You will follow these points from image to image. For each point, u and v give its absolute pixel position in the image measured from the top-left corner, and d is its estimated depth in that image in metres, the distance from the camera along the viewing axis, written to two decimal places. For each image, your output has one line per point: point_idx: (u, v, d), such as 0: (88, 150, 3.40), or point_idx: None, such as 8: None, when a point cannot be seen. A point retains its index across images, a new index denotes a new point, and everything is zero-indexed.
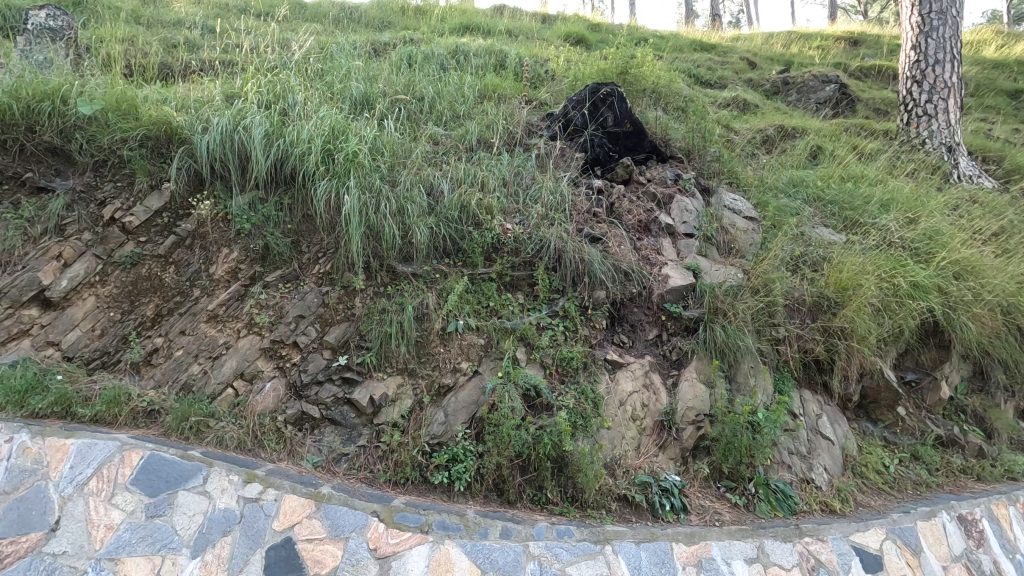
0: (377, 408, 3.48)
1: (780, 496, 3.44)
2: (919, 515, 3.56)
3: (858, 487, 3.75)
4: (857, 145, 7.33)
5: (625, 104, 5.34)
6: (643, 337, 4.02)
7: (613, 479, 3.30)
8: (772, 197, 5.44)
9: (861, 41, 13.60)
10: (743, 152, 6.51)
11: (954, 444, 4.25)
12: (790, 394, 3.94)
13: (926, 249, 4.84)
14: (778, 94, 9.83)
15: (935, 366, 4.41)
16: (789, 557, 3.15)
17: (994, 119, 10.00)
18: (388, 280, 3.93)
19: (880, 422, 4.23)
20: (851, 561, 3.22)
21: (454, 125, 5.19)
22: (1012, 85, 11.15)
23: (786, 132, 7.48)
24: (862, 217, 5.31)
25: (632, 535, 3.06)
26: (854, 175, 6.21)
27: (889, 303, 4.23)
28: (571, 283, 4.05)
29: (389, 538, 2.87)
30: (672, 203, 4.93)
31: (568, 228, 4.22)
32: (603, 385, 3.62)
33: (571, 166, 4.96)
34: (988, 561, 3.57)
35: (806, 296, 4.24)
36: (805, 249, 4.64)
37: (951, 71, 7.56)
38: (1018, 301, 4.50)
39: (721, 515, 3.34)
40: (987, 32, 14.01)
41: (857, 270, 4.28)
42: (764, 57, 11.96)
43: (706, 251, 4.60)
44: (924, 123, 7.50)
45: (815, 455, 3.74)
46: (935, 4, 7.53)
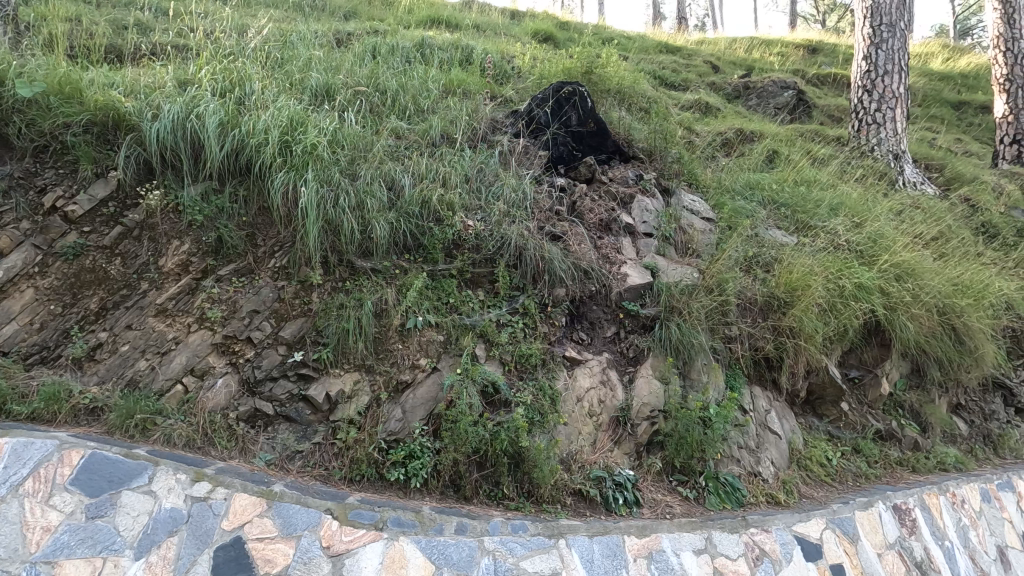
0: (333, 405, 3.44)
1: (727, 489, 3.56)
2: (858, 505, 3.73)
3: (802, 480, 3.91)
4: (811, 150, 7.61)
5: (588, 104, 5.42)
6: (601, 334, 4.09)
7: (569, 474, 3.35)
8: (729, 199, 5.60)
9: (818, 49, 14.10)
10: (703, 154, 6.69)
11: (892, 437, 4.49)
12: (741, 391, 4.07)
13: (870, 251, 5.08)
14: (738, 98, 10.11)
15: (876, 364, 4.63)
16: (735, 547, 3.24)
17: (938, 129, 10.53)
18: (347, 275, 3.88)
19: (824, 417, 4.42)
20: (793, 550, 3.34)
21: (417, 119, 5.15)
22: (956, 96, 11.75)
23: (745, 135, 7.71)
24: (813, 220, 5.52)
25: (585, 529, 3.10)
26: (807, 179, 6.45)
27: (835, 303, 4.41)
28: (531, 280, 4.08)
29: (342, 536, 2.84)
30: (632, 203, 5.02)
31: (529, 225, 4.25)
32: (561, 382, 3.67)
33: (534, 164, 5.00)
34: (920, 548, 3.75)
35: (757, 296, 4.39)
36: (758, 250, 4.80)
37: (899, 82, 7.91)
38: (952, 303, 4.77)
39: (672, 508, 3.42)
40: (935, 44, 14.75)
41: (805, 271, 4.45)
42: (726, 61, 12.28)
43: (664, 250, 4.71)
44: (873, 131, 7.85)
45: (763, 449, 3.89)
46: (885, 17, 7.84)
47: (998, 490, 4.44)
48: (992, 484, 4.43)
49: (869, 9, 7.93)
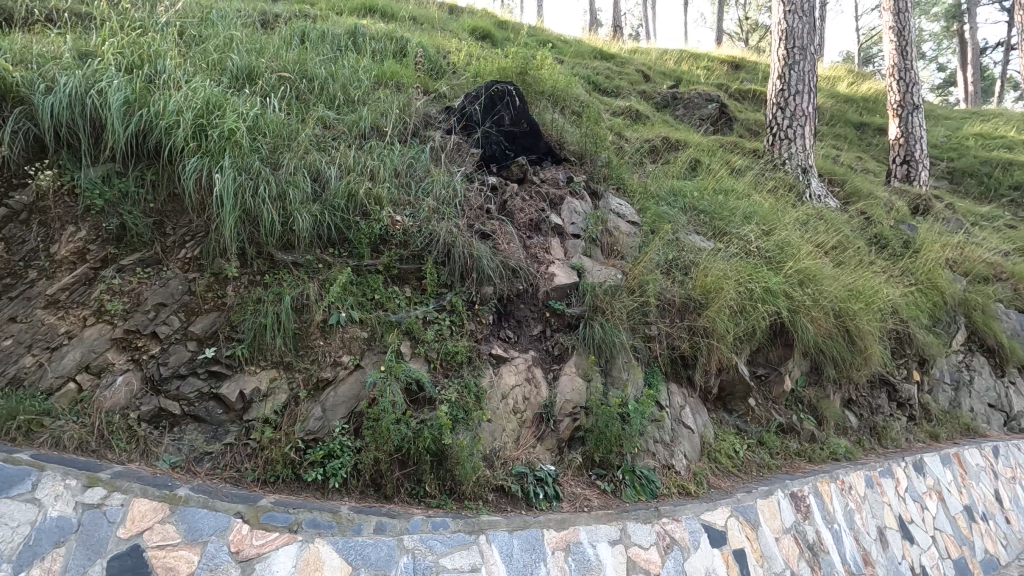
0: (248, 404, 3.29)
1: (643, 482, 3.71)
2: (759, 494, 3.97)
3: (711, 472, 4.15)
4: (730, 161, 8.08)
5: (522, 104, 5.50)
6: (528, 333, 4.16)
7: (491, 471, 3.38)
8: (653, 204, 5.85)
9: (741, 66, 14.98)
10: (631, 160, 6.93)
11: (792, 430, 4.86)
12: (659, 387, 4.26)
13: (777, 258, 5.47)
14: (666, 107, 10.57)
15: (781, 362, 4.99)
16: (648, 537, 3.36)
17: (842, 147, 11.48)
18: (266, 269, 3.72)
19: (734, 412, 4.72)
20: (700, 537, 3.51)
21: (347, 109, 5.02)
22: (858, 118, 12.84)
23: (671, 143, 8.07)
24: (728, 227, 5.87)
25: (505, 524, 3.11)
26: (726, 188, 6.85)
27: (745, 305, 4.72)
28: (459, 278, 4.09)
29: (253, 539, 2.70)
30: (562, 205, 5.13)
31: (459, 223, 4.25)
32: (486, 379, 3.70)
33: (466, 161, 5.00)
34: (813, 531, 4.04)
35: (675, 298, 4.62)
36: (678, 254, 5.05)
37: (809, 101, 8.55)
38: (846, 306, 5.22)
39: (591, 501, 3.52)
40: (842, 69, 16.05)
41: (719, 275, 4.73)
42: (657, 72, 12.79)
43: (591, 252, 4.85)
44: (785, 145, 8.44)
45: (677, 443, 4.10)
46: (798, 41, 8.44)
47: (880, 477, 4.82)
48: (875, 471, 4.82)
49: (784, 33, 8.50)
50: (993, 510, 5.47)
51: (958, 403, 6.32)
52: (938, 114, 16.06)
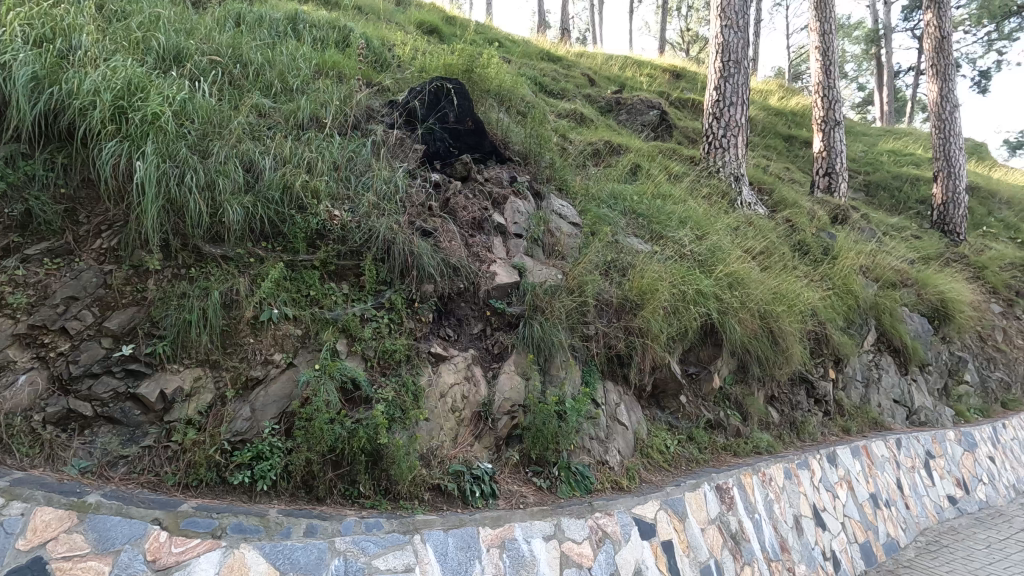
0: (168, 405, 3.12)
1: (578, 478, 3.79)
2: (688, 487, 4.14)
3: (643, 466, 4.29)
4: (668, 166, 8.38)
5: (467, 102, 5.50)
6: (468, 331, 4.17)
7: (428, 470, 3.36)
8: (594, 206, 5.99)
9: (681, 76, 15.57)
10: (575, 162, 7.06)
11: (719, 426, 5.12)
12: (596, 386, 4.36)
13: (709, 261, 5.74)
14: (610, 111, 10.82)
15: (710, 361, 5.24)
16: (581, 531, 3.41)
17: (771, 157, 12.15)
18: (192, 262, 3.54)
19: (666, 409, 4.92)
20: (631, 530, 3.61)
21: (284, 98, 4.85)
22: (787, 131, 13.62)
23: (613, 148, 8.29)
24: (665, 230, 6.10)
25: (440, 523, 3.08)
26: (663, 193, 7.11)
27: (678, 306, 4.92)
28: (399, 275, 4.04)
29: (171, 547, 2.54)
30: (505, 204, 5.17)
31: (400, 219, 4.19)
32: (425, 378, 3.68)
33: (409, 157, 4.94)
34: (736, 521, 4.25)
35: (613, 298, 4.75)
36: (616, 256, 5.19)
37: (742, 113, 8.98)
38: (770, 308, 5.55)
39: (526, 497, 3.56)
40: (773, 84, 16.97)
41: (654, 277, 4.91)
42: (602, 76, 13.09)
43: (532, 251, 4.91)
44: (719, 154, 8.84)
45: (611, 439, 4.23)
46: (733, 54, 8.85)
47: (797, 468, 5.13)
48: (792, 463, 5.13)
49: (721, 46, 8.90)
50: (896, 497, 5.91)
51: (868, 399, 6.84)
52: (856, 131, 17.29)
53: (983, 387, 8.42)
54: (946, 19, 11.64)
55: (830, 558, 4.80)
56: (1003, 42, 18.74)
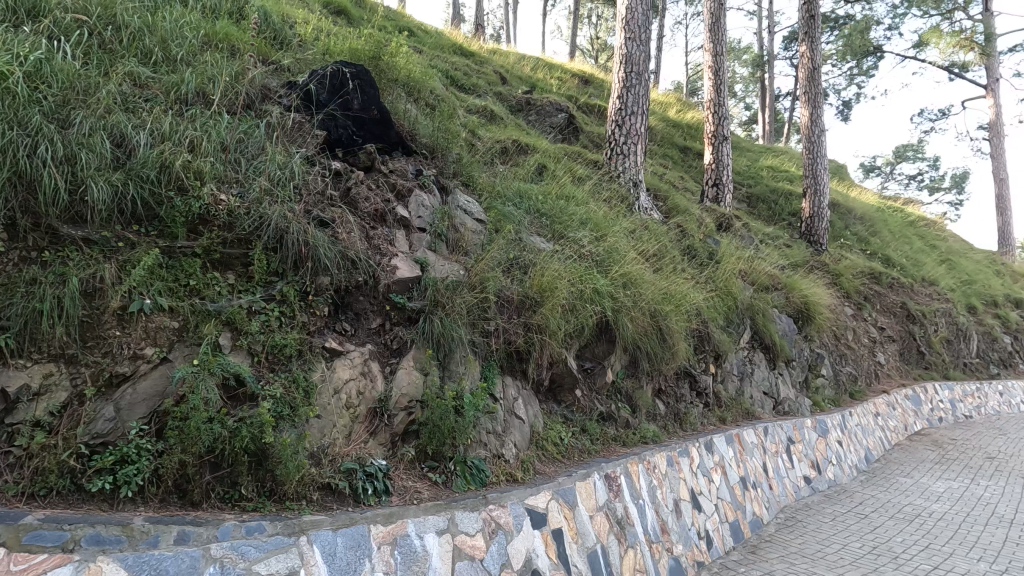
0: (12, 405, 2.78)
1: (473, 472, 3.83)
2: (579, 476, 4.32)
3: (537, 458, 4.43)
4: (573, 169, 8.69)
5: (372, 90, 5.34)
6: (366, 326, 4.08)
7: (318, 469, 3.23)
8: (500, 204, 6.08)
9: (589, 82, 16.18)
10: (483, 158, 7.11)
11: (610, 418, 5.41)
12: (494, 380, 4.44)
13: (606, 262, 6.03)
14: (520, 111, 11.04)
15: (604, 357, 5.51)
16: (474, 524, 3.44)
17: (667, 166, 12.99)
18: (45, 244, 3.16)
19: (562, 402, 5.12)
20: (524, 521, 3.69)
21: (165, 67, 4.47)
22: (682, 142, 14.62)
23: (520, 148, 8.46)
24: (566, 231, 6.32)
25: (329, 523, 2.95)
26: (567, 194, 7.36)
27: (575, 304, 5.13)
28: (292, 266, 3.85)
29: (10, 565, 2.24)
30: (410, 197, 5.10)
31: (295, 208, 3.99)
32: (318, 373, 3.55)
33: (308, 142, 4.73)
34: (621, 507, 4.51)
35: (514, 295, 4.85)
36: (519, 253, 5.31)
37: (641, 122, 9.50)
38: (659, 307, 5.94)
39: (421, 493, 3.53)
40: (672, 97, 18.11)
41: (554, 276, 5.07)
42: (514, 75, 13.29)
43: (435, 246, 4.90)
44: (620, 160, 9.31)
45: (507, 433, 4.33)
46: (635, 66, 9.33)
47: (678, 456, 5.53)
48: (674, 451, 5.52)
49: (624, 57, 9.33)
50: (761, 479, 6.55)
51: (742, 391, 7.54)
52: (742, 146, 18.94)
53: (836, 380, 9.58)
54: (817, 52, 13.01)
55: (704, 537, 5.23)
56: (862, 77, 21.32)
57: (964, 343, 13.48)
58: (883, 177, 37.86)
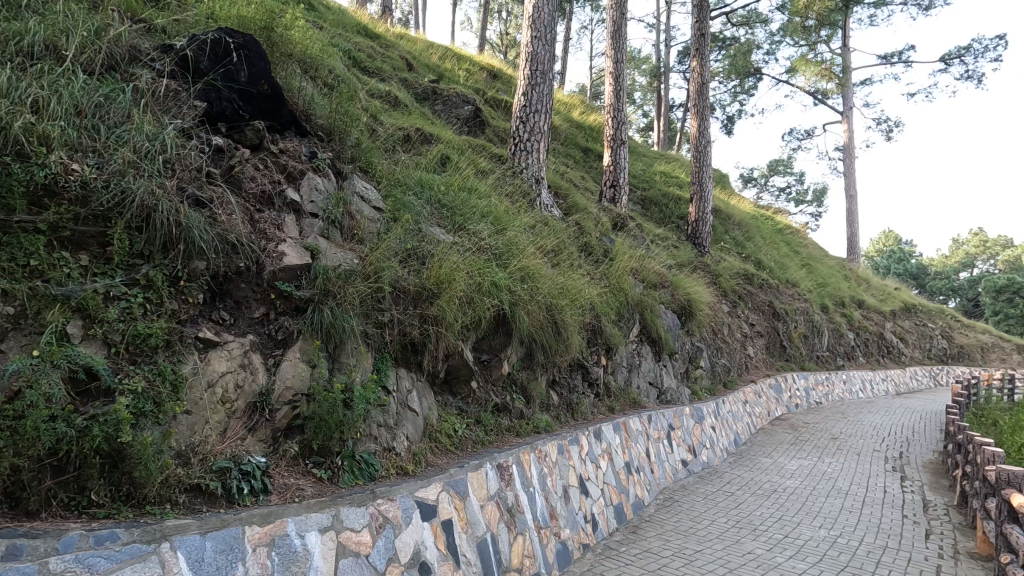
0: None
1: (361, 466, 3.72)
2: (471, 467, 4.34)
3: (430, 450, 4.40)
4: (477, 162, 8.71)
5: (262, 63, 4.99)
6: (247, 315, 3.84)
7: (185, 469, 2.97)
8: (400, 193, 5.95)
9: (498, 76, 16.27)
10: (384, 145, 6.91)
11: (505, 409, 5.53)
12: (387, 373, 4.35)
13: (505, 256, 6.11)
14: (426, 100, 10.87)
15: (501, 349, 5.60)
16: (360, 519, 3.33)
17: (569, 166, 13.43)
18: None
19: (457, 394, 5.16)
20: (413, 514, 3.65)
21: (5, 13, 3.89)
22: (584, 143, 15.19)
23: (424, 138, 8.34)
24: (467, 223, 6.32)
25: (197, 526, 2.71)
26: (470, 187, 7.36)
27: (472, 297, 5.15)
28: (160, 248, 3.51)
29: None
30: (302, 180, 4.85)
31: (166, 183, 3.63)
32: (189, 366, 3.28)
33: (184, 113, 4.32)
34: (512, 496, 4.61)
35: (410, 286, 4.77)
36: (417, 244, 5.22)
37: (545, 120, 9.70)
38: (555, 301, 6.13)
39: (304, 490, 3.35)
40: (576, 98, 18.71)
41: (452, 268, 5.05)
42: (421, 63, 13.04)
43: (328, 233, 4.70)
44: (523, 156, 9.46)
45: (399, 426, 4.27)
46: (540, 65, 9.49)
47: (569, 444, 5.74)
48: (565, 439, 5.72)
49: (530, 55, 9.46)
50: (644, 464, 7.00)
51: (630, 382, 8.00)
52: (638, 151, 20.05)
53: (712, 371, 10.48)
54: (706, 69, 14.05)
55: (590, 521, 5.50)
56: (743, 95, 23.35)
57: (817, 338, 15.31)
58: (758, 188, 41.84)
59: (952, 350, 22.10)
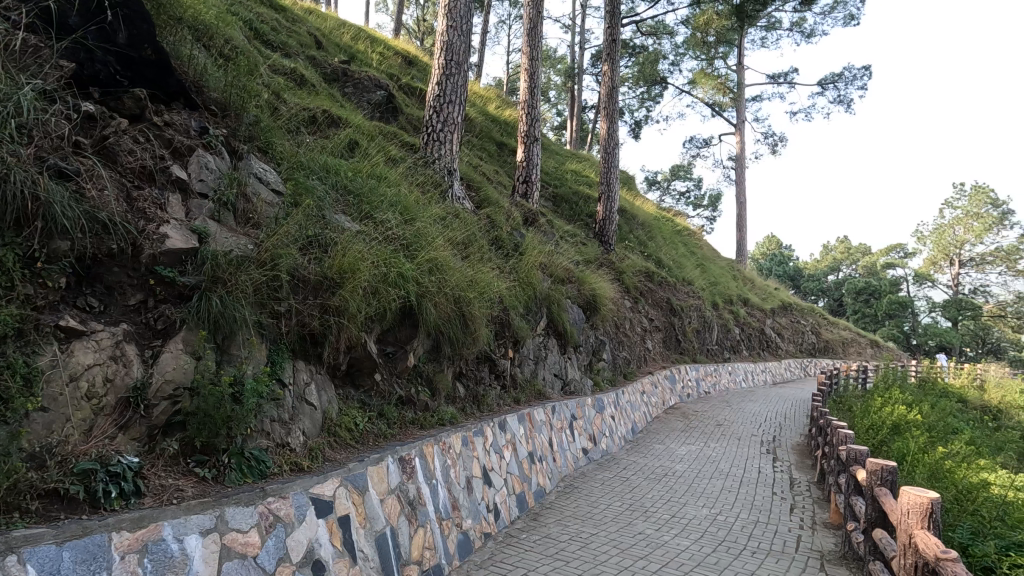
0: None
1: (251, 463, 3.51)
2: (371, 461, 4.25)
3: (327, 445, 4.25)
4: (387, 149, 8.49)
5: (145, 26, 4.58)
6: (121, 302, 3.52)
7: (39, 473, 2.64)
8: (303, 177, 5.67)
9: (414, 63, 15.93)
10: (286, 125, 6.54)
11: (409, 401, 5.47)
12: (283, 365, 4.14)
13: (413, 246, 6.03)
14: (335, 81, 10.41)
15: (406, 341, 5.53)
16: (248, 519, 3.15)
17: (483, 159, 13.47)
18: None
19: (359, 387, 5.04)
20: (306, 511, 3.51)
21: None
22: (499, 138, 15.28)
23: (331, 121, 8.00)
24: (375, 212, 6.15)
25: (52, 536, 2.41)
26: (379, 174, 7.17)
27: (377, 287, 5.03)
28: (12, 225, 3.09)
29: None
30: (190, 157, 4.48)
31: (21, 151, 3.22)
32: (46, 358, 2.96)
33: (48, 73, 3.83)
34: (413, 489, 4.58)
35: (310, 275, 4.56)
36: (320, 231, 5.00)
37: (459, 111, 9.62)
38: (463, 294, 6.13)
39: (184, 491, 3.10)
40: (492, 92, 18.77)
41: (357, 257, 4.90)
42: (331, 41, 12.47)
43: (219, 215, 4.39)
44: (435, 146, 9.34)
45: (295, 420, 4.10)
46: (455, 55, 9.37)
47: (473, 435, 5.78)
48: (470, 431, 5.75)
49: (445, 44, 9.31)
50: (546, 453, 7.21)
51: (536, 374, 8.20)
52: (552, 148, 20.51)
53: (613, 363, 11.01)
54: (616, 74, 14.61)
55: (492, 510, 5.58)
56: (650, 102, 24.58)
57: (708, 333, 16.55)
58: (661, 191, 44.32)
59: (819, 344, 24.82)
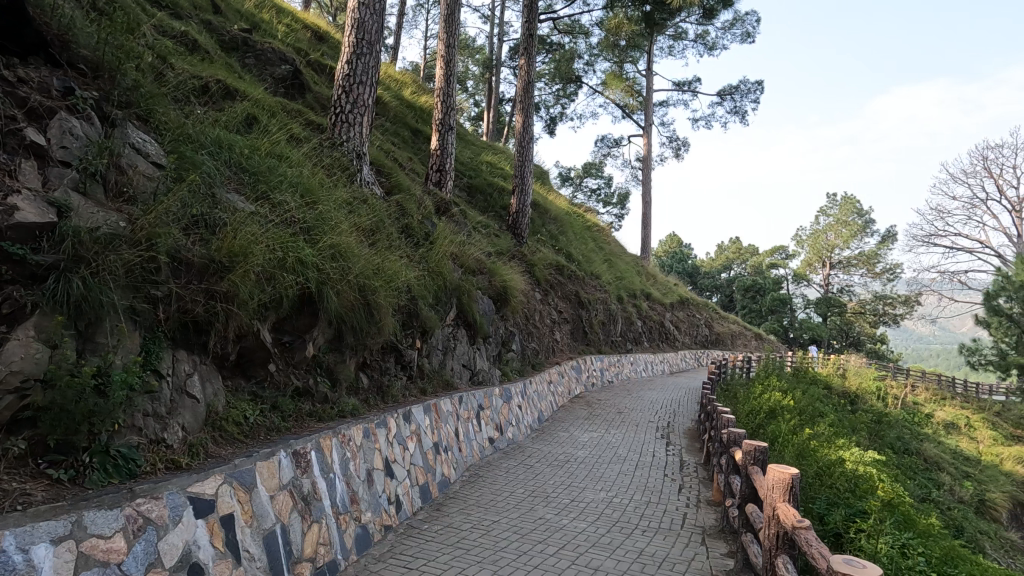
0: None
1: (118, 462, 3.18)
2: (261, 456, 4.01)
3: (211, 441, 3.96)
4: (291, 128, 8.02)
5: None
6: None
7: None
8: (190, 150, 5.21)
9: (324, 39, 15.15)
10: (173, 93, 5.96)
11: (307, 393, 5.23)
12: (161, 355, 3.79)
13: (315, 231, 5.75)
14: (234, 50, 9.66)
15: (305, 331, 5.28)
16: (111, 524, 2.85)
17: (396, 145, 13.12)
18: None
19: (250, 379, 4.74)
20: (183, 511, 3.25)
21: None
22: (413, 124, 14.94)
23: (227, 92, 7.41)
24: (273, 193, 5.79)
25: None
26: (280, 154, 6.75)
27: (272, 272, 4.75)
28: None
29: None
30: (50, 120, 3.99)
31: None
32: None
33: None
34: (308, 483, 4.38)
35: (195, 258, 4.21)
36: (208, 211, 4.63)
37: (369, 93, 9.26)
38: (367, 282, 5.94)
39: (32, 495, 2.76)
40: (408, 76, 18.30)
41: (249, 240, 4.59)
42: (231, 7, 11.53)
43: (86, 187, 3.93)
44: (343, 128, 8.96)
45: (173, 414, 3.78)
46: (367, 34, 8.97)
47: (376, 427, 5.63)
48: (372, 422, 5.60)
49: (356, 22, 8.88)
50: (452, 443, 7.20)
51: (444, 364, 8.16)
52: (468, 139, 20.40)
53: (522, 354, 11.21)
54: (533, 68, 14.75)
55: (394, 502, 5.49)
56: (565, 99, 25.13)
57: (613, 325, 17.30)
58: (574, 187, 45.58)
59: (711, 336, 26.78)
